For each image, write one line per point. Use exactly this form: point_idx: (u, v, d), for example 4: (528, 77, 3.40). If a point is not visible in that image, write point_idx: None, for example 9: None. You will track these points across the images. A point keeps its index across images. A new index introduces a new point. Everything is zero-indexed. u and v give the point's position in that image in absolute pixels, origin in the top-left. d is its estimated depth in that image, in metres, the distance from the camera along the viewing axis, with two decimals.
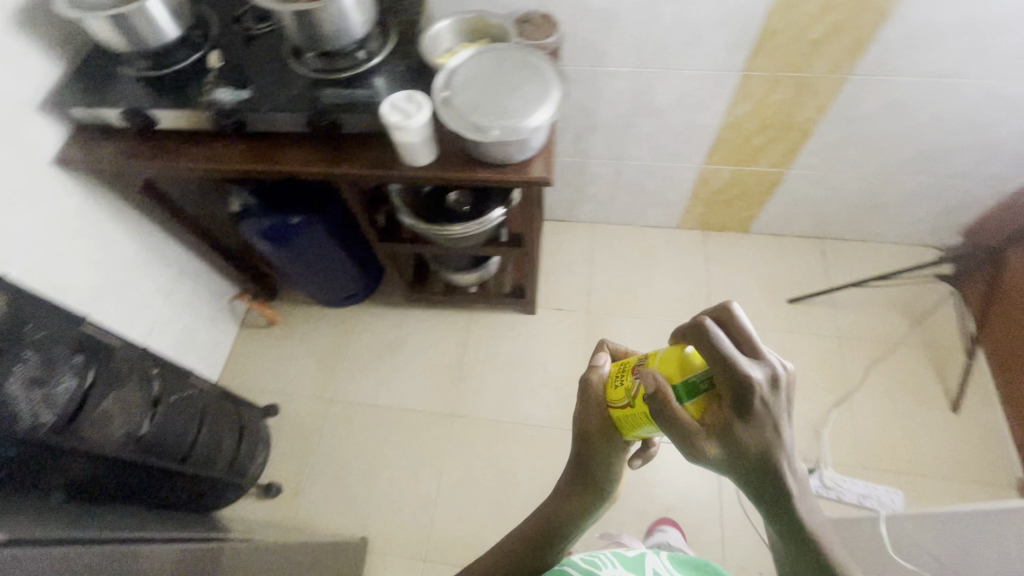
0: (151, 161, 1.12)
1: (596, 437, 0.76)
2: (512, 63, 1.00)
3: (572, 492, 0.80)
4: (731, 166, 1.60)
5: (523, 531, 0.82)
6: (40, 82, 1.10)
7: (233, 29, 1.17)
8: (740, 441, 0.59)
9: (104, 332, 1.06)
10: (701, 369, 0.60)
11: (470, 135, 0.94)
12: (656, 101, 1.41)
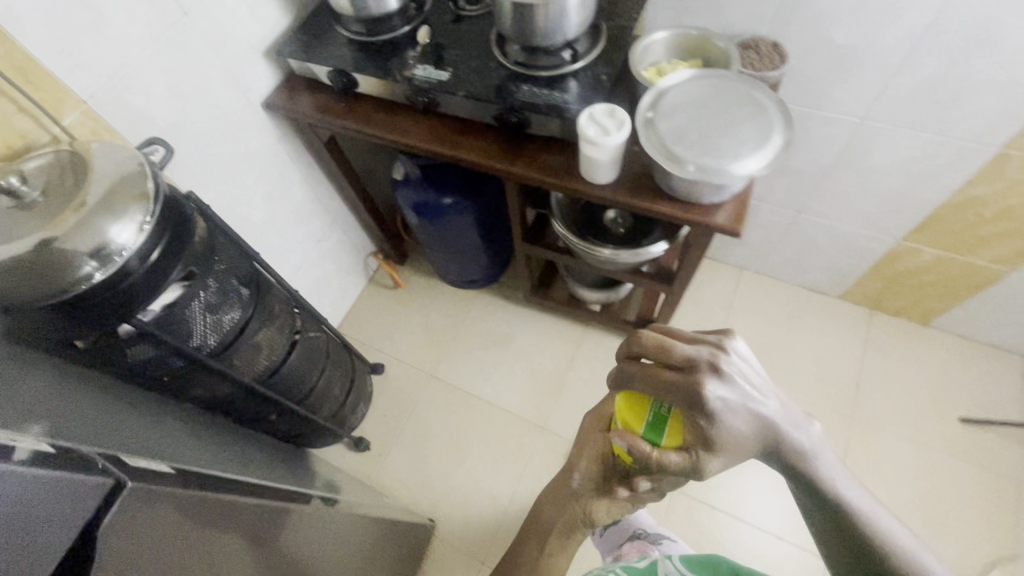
0: (343, 121, 1.16)
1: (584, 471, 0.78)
2: (734, 95, 0.89)
3: (559, 526, 0.79)
4: (936, 250, 1.36)
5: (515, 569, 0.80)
6: (271, 29, 1.19)
7: (446, 7, 1.18)
8: (717, 445, 0.64)
9: (269, 270, 1.13)
10: (656, 403, 0.69)
11: (668, 167, 0.85)
12: (870, 159, 1.21)
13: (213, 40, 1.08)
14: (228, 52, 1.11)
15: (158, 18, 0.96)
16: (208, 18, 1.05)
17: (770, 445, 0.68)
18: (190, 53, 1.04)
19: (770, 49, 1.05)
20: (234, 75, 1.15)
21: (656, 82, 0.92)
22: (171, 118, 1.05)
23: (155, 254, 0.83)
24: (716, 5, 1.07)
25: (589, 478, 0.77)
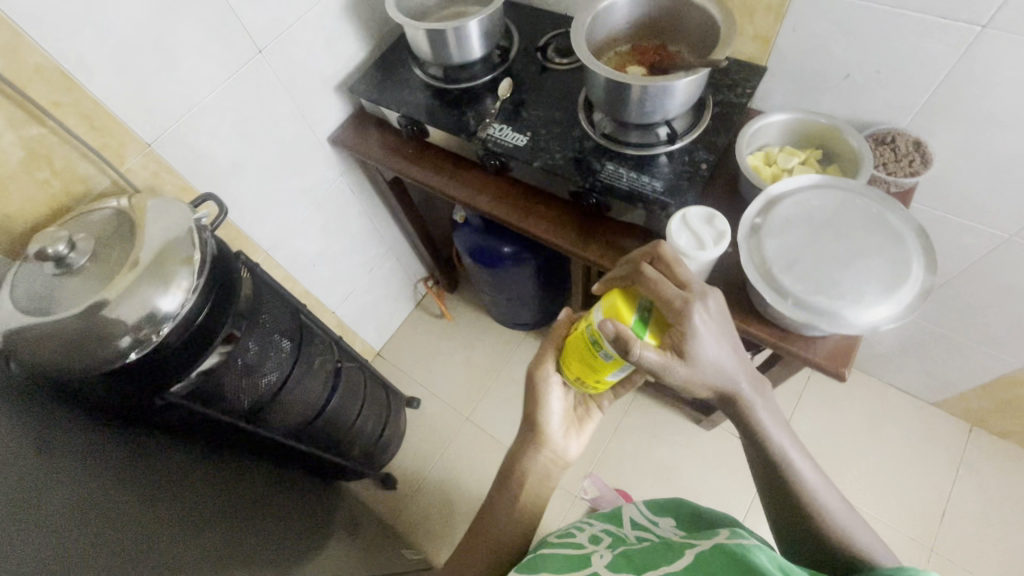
0: (408, 171, 1.09)
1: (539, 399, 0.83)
2: (861, 215, 0.74)
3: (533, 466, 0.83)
4: None
5: (501, 513, 0.81)
6: (346, 62, 1.13)
7: (533, 56, 1.07)
8: (686, 369, 0.65)
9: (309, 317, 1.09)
10: (643, 301, 0.67)
11: (769, 297, 0.72)
12: (1010, 277, 1.02)
13: (285, 76, 1.02)
14: (299, 87, 1.06)
15: (230, 56, 0.92)
16: (282, 54, 1.00)
17: (727, 394, 0.69)
18: (260, 90, 0.99)
19: (911, 149, 0.88)
20: (304, 110, 1.10)
21: (767, 186, 0.78)
22: (234, 156, 1.01)
23: (199, 319, 0.78)
24: (850, 88, 0.90)
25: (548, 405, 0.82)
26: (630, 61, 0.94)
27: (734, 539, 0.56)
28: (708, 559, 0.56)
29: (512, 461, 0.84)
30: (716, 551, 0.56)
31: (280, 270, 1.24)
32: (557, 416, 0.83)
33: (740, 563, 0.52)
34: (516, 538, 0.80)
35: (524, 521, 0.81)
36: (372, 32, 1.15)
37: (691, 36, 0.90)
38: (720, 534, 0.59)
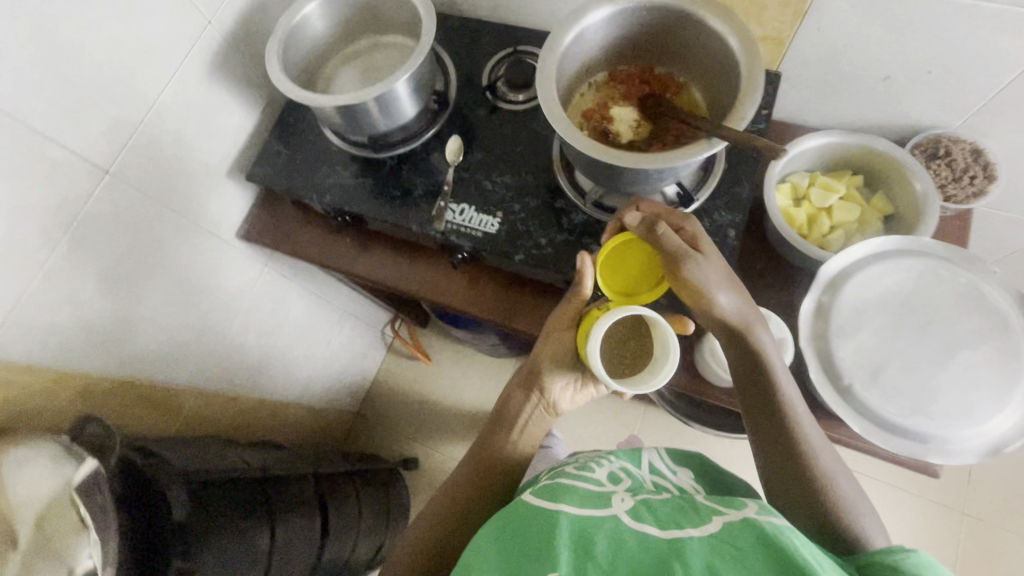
0: (351, 268, 0.86)
1: (547, 354, 0.68)
2: (951, 292, 0.59)
3: (524, 420, 0.69)
4: None
5: (477, 459, 0.67)
6: (235, 137, 0.85)
7: (478, 92, 0.82)
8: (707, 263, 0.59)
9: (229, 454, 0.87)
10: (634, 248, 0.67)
11: (857, 425, 0.57)
12: None
13: (154, 185, 0.75)
14: (178, 190, 0.79)
15: (66, 195, 0.64)
16: (142, 160, 0.72)
17: (749, 327, 0.59)
18: (126, 216, 0.73)
19: (971, 161, 0.71)
20: (194, 214, 0.83)
21: (825, 264, 0.61)
22: (116, 309, 0.75)
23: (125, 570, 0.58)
24: (889, 91, 0.71)
25: (552, 358, 0.68)
26: (612, 100, 0.72)
27: (771, 521, 0.45)
28: (742, 544, 0.44)
29: (501, 413, 0.70)
30: (759, 535, 0.44)
31: (218, 396, 1.02)
32: (563, 376, 0.68)
33: (785, 559, 0.42)
34: (494, 485, 0.65)
35: (501, 472, 0.66)
36: (258, 88, 0.86)
37: (688, 57, 0.68)
38: (749, 507, 0.48)
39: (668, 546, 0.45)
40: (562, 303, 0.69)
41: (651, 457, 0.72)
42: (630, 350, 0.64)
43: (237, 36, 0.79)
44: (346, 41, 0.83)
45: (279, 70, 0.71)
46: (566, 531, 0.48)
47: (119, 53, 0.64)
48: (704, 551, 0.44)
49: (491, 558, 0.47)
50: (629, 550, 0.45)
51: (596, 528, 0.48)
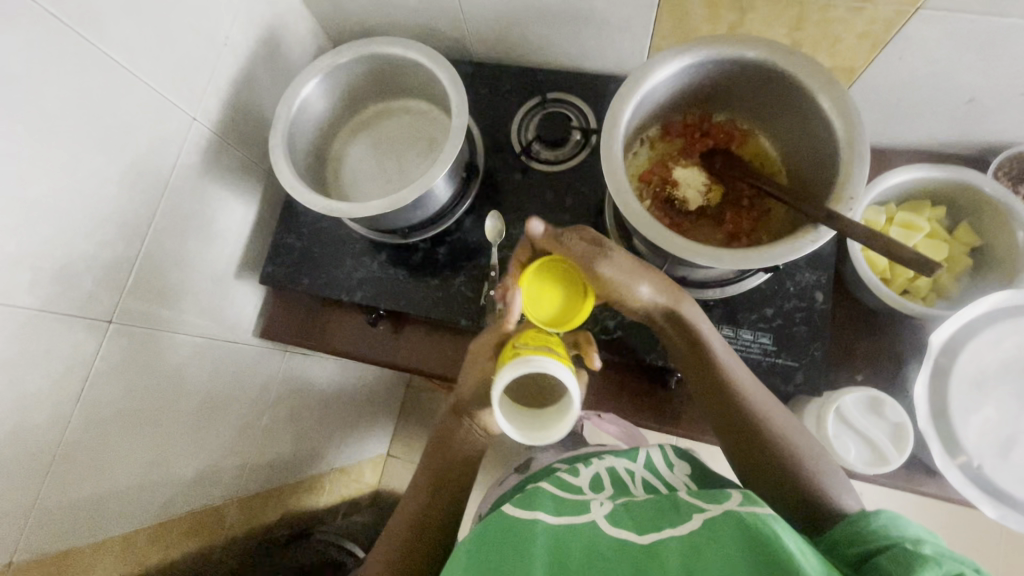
0: (390, 358, 0.76)
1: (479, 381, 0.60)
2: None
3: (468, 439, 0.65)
4: None
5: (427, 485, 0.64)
6: (239, 235, 0.75)
7: (510, 156, 0.74)
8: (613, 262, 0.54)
9: None
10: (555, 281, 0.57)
11: (990, 509, 0.55)
12: None
13: (163, 312, 0.66)
14: (192, 308, 0.70)
15: (70, 361, 0.55)
16: (147, 291, 0.63)
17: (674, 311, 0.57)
18: (140, 357, 0.63)
19: None
20: (212, 328, 0.74)
21: (936, 332, 0.57)
22: (144, 457, 0.67)
23: None
24: (972, 112, 0.64)
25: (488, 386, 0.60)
26: (670, 158, 0.65)
27: (750, 513, 0.44)
28: (723, 540, 0.43)
29: (445, 434, 0.66)
30: (740, 529, 0.43)
31: (257, 495, 0.95)
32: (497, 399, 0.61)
33: (763, 554, 0.41)
34: (438, 505, 0.63)
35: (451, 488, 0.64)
36: (255, 172, 0.76)
37: (756, 104, 0.60)
38: (730, 501, 0.47)
39: (645, 553, 0.44)
40: (488, 330, 0.60)
41: (648, 454, 0.68)
42: (549, 395, 0.52)
43: (226, 124, 0.68)
44: (350, 110, 0.72)
45: (289, 172, 0.61)
46: (543, 535, 0.47)
47: (104, 185, 0.55)
48: (678, 554, 0.43)
49: (472, 553, 0.46)
50: (605, 559, 0.44)
51: (572, 533, 0.47)
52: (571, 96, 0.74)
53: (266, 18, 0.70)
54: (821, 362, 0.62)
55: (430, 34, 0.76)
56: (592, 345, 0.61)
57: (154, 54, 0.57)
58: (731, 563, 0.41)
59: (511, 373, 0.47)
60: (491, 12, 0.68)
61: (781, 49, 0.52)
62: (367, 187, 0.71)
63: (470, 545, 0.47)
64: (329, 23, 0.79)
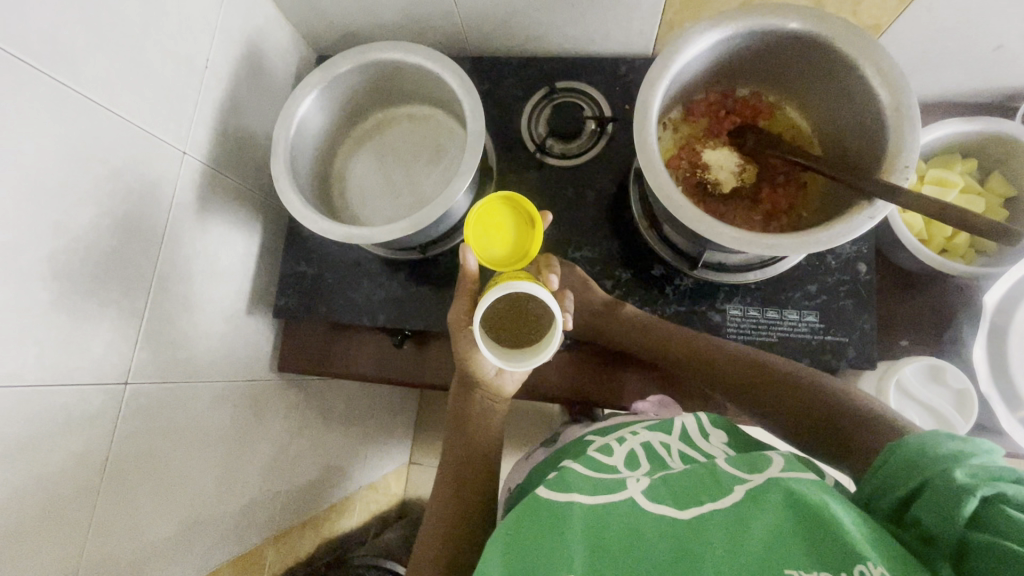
0: (417, 377, 0.72)
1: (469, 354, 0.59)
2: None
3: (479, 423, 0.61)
4: None
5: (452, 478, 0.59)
6: (244, 268, 0.70)
7: (522, 153, 0.70)
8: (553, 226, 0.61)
9: None
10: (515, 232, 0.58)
11: None
12: None
13: (181, 365, 0.61)
14: (209, 354, 0.66)
15: (90, 434, 0.51)
16: (162, 343, 0.59)
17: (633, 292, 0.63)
18: (161, 416, 0.59)
19: None
20: (232, 370, 0.70)
21: (988, 295, 0.56)
22: (180, 518, 0.62)
23: None
24: (1002, 57, 0.60)
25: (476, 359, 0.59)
26: (695, 140, 0.62)
27: (797, 482, 0.40)
28: (770, 507, 0.38)
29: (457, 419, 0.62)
30: (786, 496, 0.38)
31: (296, 527, 0.91)
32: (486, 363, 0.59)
33: (817, 522, 0.36)
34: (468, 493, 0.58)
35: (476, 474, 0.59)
36: (254, 200, 0.71)
37: (781, 74, 0.59)
38: (773, 470, 0.42)
39: (689, 527, 0.38)
40: (456, 299, 0.61)
41: (685, 423, 0.55)
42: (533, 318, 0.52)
43: (219, 154, 0.64)
44: (348, 124, 0.68)
45: (297, 197, 0.57)
46: (580, 516, 0.40)
47: (99, 240, 0.50)
48: (725, 524, 0.37)
49: (498, 545, 0.40)
50: (648, 537, 0.37)
51: (610, 512, 0.40)
52: (579, 84, 0.70)
53: (245, 34, 0.65)
54: (871, 334, 0.61)
55: (421, 33, 0.71)
56: (554, 268, 0.57)
57: (134, 88, 0.52)
58: (779, 531, 0.36)
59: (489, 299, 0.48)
60: (487, 2, 0.64)
61: (816, 14, 0.51)
62: (377, 203, 0.67)
63: (498, 539, 0.40)
64: (310, 31, 0.74)
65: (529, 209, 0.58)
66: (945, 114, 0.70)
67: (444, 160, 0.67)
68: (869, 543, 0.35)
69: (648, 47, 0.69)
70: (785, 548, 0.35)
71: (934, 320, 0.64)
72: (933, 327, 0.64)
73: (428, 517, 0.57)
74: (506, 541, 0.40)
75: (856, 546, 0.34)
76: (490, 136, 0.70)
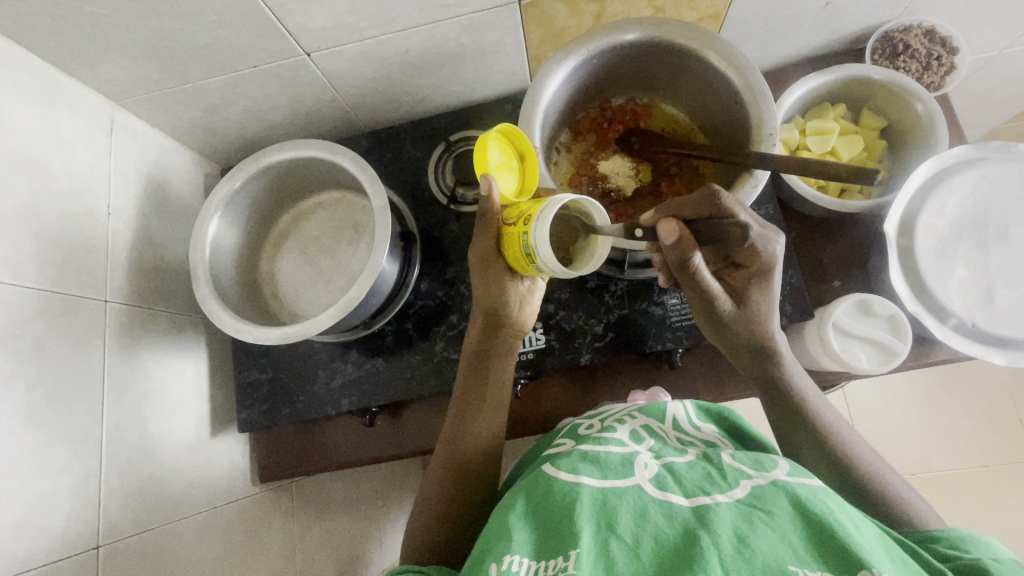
0: (394, 449, 0.71)
1: (494, 288, 0.56)
2: (1010, 191, 0.60)
3: (497, 369, 0.59)
4: None
5: (468, 422, 0.58)
6: (197, 391, 0.70)
7: (439, 207, 0.73)
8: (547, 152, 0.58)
9: None
10: (511, 177, 0.56)
11: (993, 356, 0.57)
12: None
13: (156, 511, 0.60)
14: (185, 489, 0.64)
15: None
16: (128, 495, 0.57)
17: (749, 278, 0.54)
18: (146, 568, 0.57)
19: (929, 44, 0.69)
20: (214, 496, 0.68)
21: (886, 223, 0.61)
22: None
23: None
24: (833, 13, 0.66)
25: (503, 292, 0.57)
26: (589, 155, 0.67)
27: (802, 485, 0.40)
28: (776, 510, 0.39)
29: (478, 361, 0.59)
30: (790, 499, 0.39)
31: None
32: (512, 299, 0.57)
33: (825, 527, 0.37)
34: (475, 467, 0.56)
35: (494, 422, 0.59)
36: (191, 324, 0.71)
37: (646, 78, 0.63)
38: (777, 471, 0.42)
39: (693, 517, 0.39)
40: (478, 236, 0.56)
41: (675, 413, 0.54)
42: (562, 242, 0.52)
43: (143, 291, 0.64)
44: (264, 226, 0.70)
45: (226, 312, 0.58)
46: (587, 500, 0.41)
47: (32, 415, 0.49)
48: (732, 519, 0.38)
49: (516, 523, 0.41)
50: (654, 525, 0.39)
51: (617, 497, 0.41)
52: (472, 132, 0.74)
53: (142, 170, 0.66)
54: (800, 287, 0.64)
55: (313, 124, 0.74)
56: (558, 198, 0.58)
57: (37, 256, 0.52)
58: (787, 534, 0.37)
59: (546, 214, 0.45)
60: (363, 82, 0.67)
61: (652, 23, 0.55)
62: (311, 292, 0.69)
63: (514, 508, 0.42)
64: (208, 149, 0.76)
65: (527, 147, 0.56)
66: (805, 70, 0.76)
67: (364, 235, 0.69)
68: (874, 552, 0.37)
69: (526, 81, 0.73)
70: (791, 549, 0.36)
71: (856, 256, 0.68)
72: (857, 263, 0.67)
73: (422, 489, 0.58)
74: (522, 531, 0.40)
75: (860, 553, 0.36)
76: (405, 200, 0.73)
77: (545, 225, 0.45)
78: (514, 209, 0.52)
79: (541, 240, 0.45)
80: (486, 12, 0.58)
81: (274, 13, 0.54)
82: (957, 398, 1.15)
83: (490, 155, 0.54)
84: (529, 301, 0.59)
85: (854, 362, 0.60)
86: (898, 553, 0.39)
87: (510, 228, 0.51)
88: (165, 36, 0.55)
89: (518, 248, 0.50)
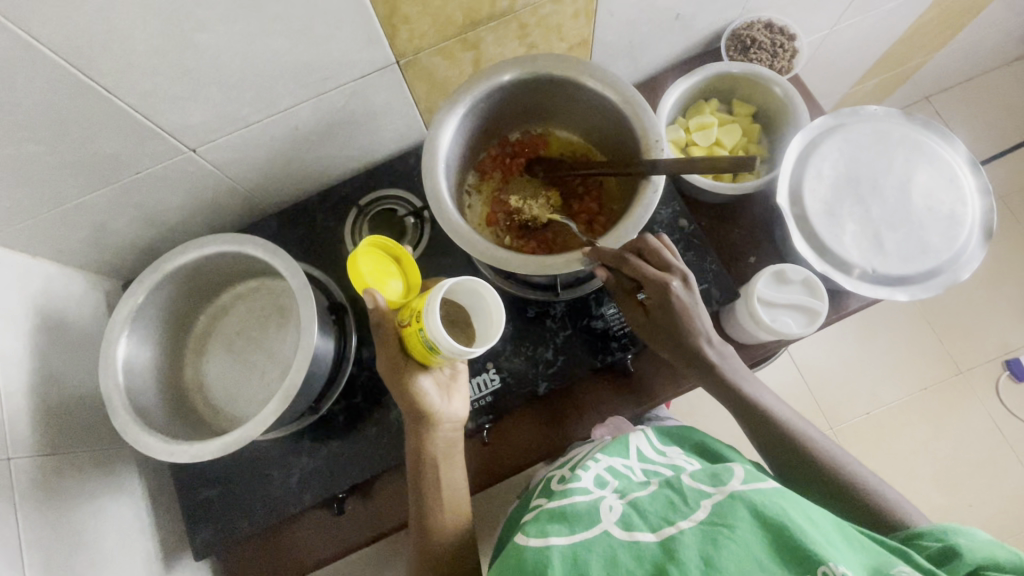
0: (369, 534, 0.67)
1: (414, 391, 0.56)
2: (870, 147, 0.67)
3: (442, 465, 0.58)
4: (922, 75, 1.24)
5: (431, 524, 0.57)
6: (138, 529, 0.63)
7: None
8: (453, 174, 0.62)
9: None
10: (392, 282, 0.60)
11: (901, 294, 0.63)
12: (867, 52, 1.01)
13: None
14: None
15: None
16: None
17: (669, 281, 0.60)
18: None
19: (772, 34, 0.78)
20: None
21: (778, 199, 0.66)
22: None
23: None
24: (685, 21, 0.73)
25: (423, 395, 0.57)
26: (499, 190, 0.69)
27: (757, 492, 0.42)
28: (736, 523, 0.40)
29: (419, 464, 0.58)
30: (748, 510, 0.40)
31: None
32: (434, 394, 0.57)
33: (783, 531, 0.38)
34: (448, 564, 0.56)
35: (458, 509, 0.58)
36: (118, 456, 0.65)
37: (534, 110, 0.66)
38: (733, 482, 0.44)
39: (661, 552, 0.39)
40: (380, 347, 0.56)
41: (639, 444, 0.55)
42: (460, 326, 0.56)
43: (53, 436, 0.58)
44: (181, 335, 0.66)
45: (154, 436, 0.54)
46: (558, 560, 0.40)
47: None
48: (697, 544, 0.39)
49: None
50: (626, 570, 0.39)
51: (587, 551, 0.41)
52: (380, 192, 0.74)
53: (30, 305, 0.61)
54: (720, 270, 0.68)
55: (215, 215, 0.71)
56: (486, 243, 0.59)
57: None
58: (751, 546, 0.38)
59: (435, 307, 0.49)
60: (259, 166, 0.65)
61: (523, 62, 0.58)
62: (245, 390, 0.65)
63: None
64: (104, 264, 0.71)
65: (399, 251, 0.62)
66: (677, 74, 0.82)
67: (291, 319, 0.66)
68: (831, 546, 0.38)
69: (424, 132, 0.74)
70: (756, 563, 0.37)
71: (762, 232, 0.73)
72: (765, 238, 0.72)
73: None
74: None
75: (818, 550, 0.37)
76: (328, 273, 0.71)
77: (434, 312, 0.49)
78: (405, 308, 0.56)
79: (437, 330, 0.49)
80: (367, 78, 0.59)
81: (146, 117, 0.52)
82: (884, 337, 1.24)
83: (365, 270, 0.58)
84: (451, 386, 0.60)
85: (782, 332, 0.64)
86: (855, 536, 0.41)
87: (406, 327, 0.54)
88: (30, 163, 0.52)
89: (418, 343, 0.53)
